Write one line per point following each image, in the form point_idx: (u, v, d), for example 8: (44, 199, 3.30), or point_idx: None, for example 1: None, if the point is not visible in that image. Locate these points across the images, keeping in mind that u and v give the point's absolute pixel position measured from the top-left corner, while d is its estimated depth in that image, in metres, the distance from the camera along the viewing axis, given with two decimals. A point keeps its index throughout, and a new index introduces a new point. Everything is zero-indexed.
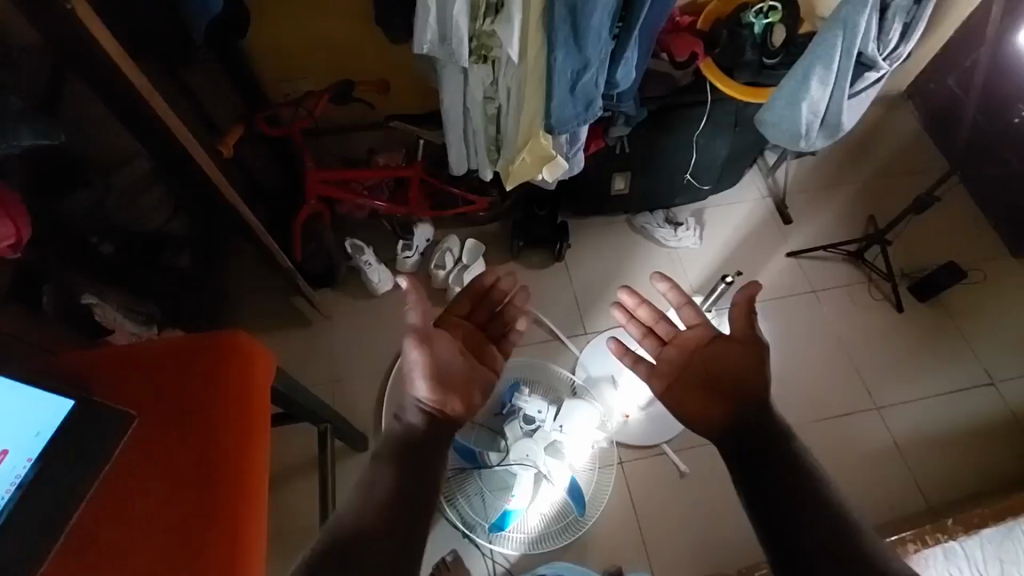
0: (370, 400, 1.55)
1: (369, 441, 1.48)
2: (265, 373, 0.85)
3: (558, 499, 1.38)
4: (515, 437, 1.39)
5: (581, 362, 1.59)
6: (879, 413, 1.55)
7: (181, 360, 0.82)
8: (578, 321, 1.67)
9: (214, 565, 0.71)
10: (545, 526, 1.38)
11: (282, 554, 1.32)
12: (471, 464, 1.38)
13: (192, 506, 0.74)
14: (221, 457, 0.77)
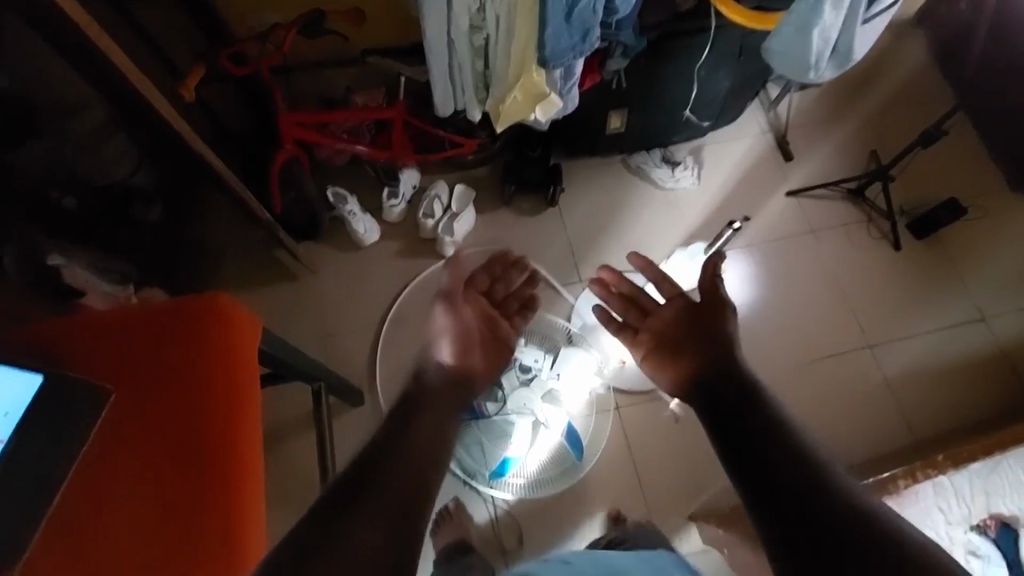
0: (364, 355, 1.53)
1: (365, 395, 1.47)
2: (250, 335, 0.81)
3: (555, 445, 1.40)
4: (513, 387, 1.41)
5: (575, 310, 1.56)
6: (872, 355, 1.57)
7: (157, 326, 0.77)
8: (573, 268, 1.63)
9: (212, 534, 0.70)
10: (544, 471, 1.40)
11: (284, 508, 1.33)
12: (469, 415, 1.38)
13: (183, 477, 0.72)
14: (212, 433, 0.74)
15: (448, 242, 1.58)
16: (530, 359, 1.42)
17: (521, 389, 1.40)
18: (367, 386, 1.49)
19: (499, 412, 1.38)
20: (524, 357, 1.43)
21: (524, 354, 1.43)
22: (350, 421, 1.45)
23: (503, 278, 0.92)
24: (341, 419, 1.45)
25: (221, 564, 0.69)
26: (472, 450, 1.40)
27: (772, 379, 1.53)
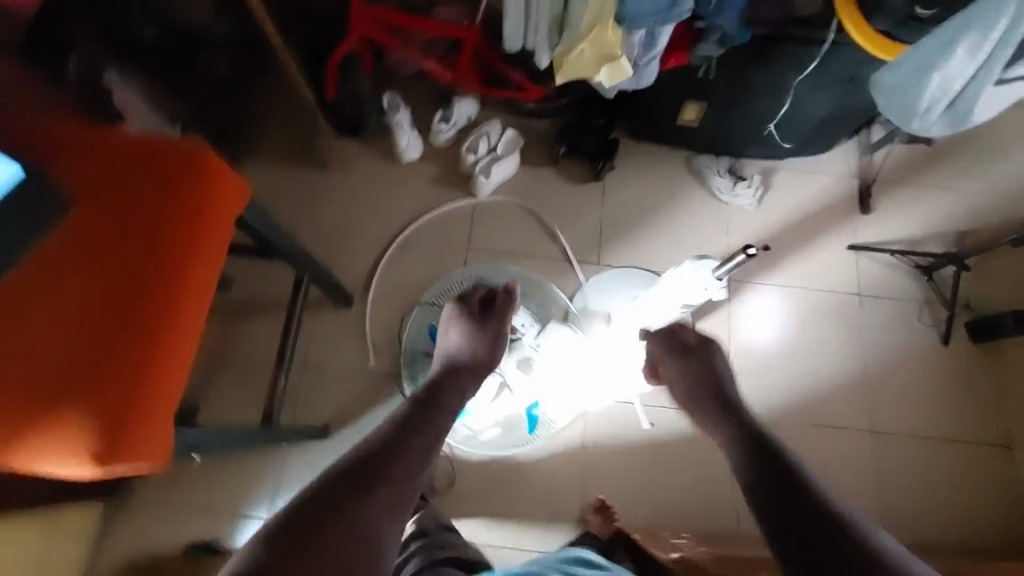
0: (366, 264, 1.54)
1: (355, 301, 1.50)
2: (228, 198, 0.84)
3: (513, 411, 1.39)
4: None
5: (582, 289, 1.51)
6: (872, 442, 1.44)
7: (146, 159, 0.81)
8: (595, 249, 1.57)
9: (129, 359, 0.74)
10: (496, 430, 1.39)
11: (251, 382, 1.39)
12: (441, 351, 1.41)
13: (121, 301, 0.76)
14: (161, 272, 0.77)
15: (481, 182, 1.54)
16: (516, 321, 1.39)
17: (500, 346, 1.40)
18: (359, 294, 1.51)
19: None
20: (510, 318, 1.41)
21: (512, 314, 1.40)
22: (333, 320, 1.48)
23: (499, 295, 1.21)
24: (326, 316, 1.48)
25: (126, 396, 0.72)
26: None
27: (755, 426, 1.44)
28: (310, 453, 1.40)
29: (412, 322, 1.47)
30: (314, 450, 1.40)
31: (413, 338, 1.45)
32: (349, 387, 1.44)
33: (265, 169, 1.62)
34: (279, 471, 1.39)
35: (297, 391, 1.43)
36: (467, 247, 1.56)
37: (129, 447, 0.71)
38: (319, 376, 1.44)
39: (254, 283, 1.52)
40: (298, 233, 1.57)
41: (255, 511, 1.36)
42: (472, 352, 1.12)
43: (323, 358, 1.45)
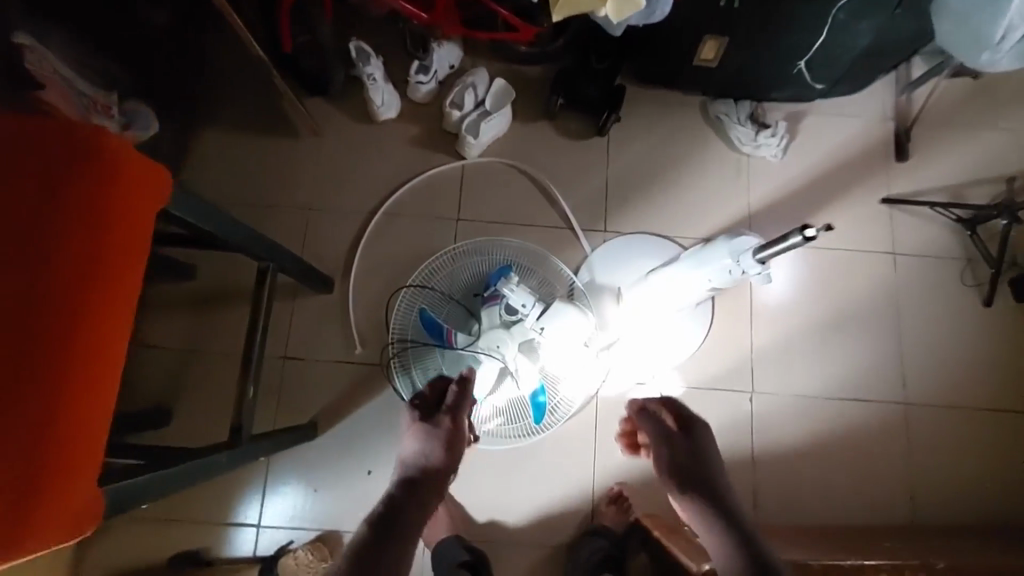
0: (344, 243, 1.37)
1: (337, 285, 1.34)
2: (144, 207, 0.70)
3: (516, 399, 1.25)
4: (490, 323, 1.24)
5: (589, 261, 1.37)
6: (905, 418, 1.33)
7: (32, 165, 0.66)
8: (601, 215, 1.40)
9: (34, 413, 0.63)
10: (499, 421, 1.26)
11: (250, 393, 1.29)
12: (434, 337, 1.25)
13: (21, 343, 0.64)
14: (67, 305, 0.66)
15: (469, 141, 1.35)
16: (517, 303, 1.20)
17: (498, 329, 1.22)
18: (338, 277, 1.35)
19: (468, 346, 1.23)
20: (510, 300, 1.22)
21: (511, 295, 1.20)
22: (312, 308, 1.33)
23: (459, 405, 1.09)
24: (303, 303, 1.33)
25: (37, 466, 0.62)
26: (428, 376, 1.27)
27: (780, 407, 1.32)
28: (298, 451, 1.29)
29: (400, 305, 1.30)
30: (302, 448, 1.29)
31: (401, 324, 1.28)
32: (334, 380, 1.30)
33: (219, 135, 1.41)
34: (266, 473, 1.28)
35: (277, 388, 1.29)
36: (457, 217, 1.39)
37: (45, 523, 0.62)
38: (301, 370, 1.31)
39: (220, 270, 1.36)
40: (265, 210, 1.39)
41: (243, 519, 1.26)
42: (433, 473, 1.03)
43: (304, 350, 1.31)
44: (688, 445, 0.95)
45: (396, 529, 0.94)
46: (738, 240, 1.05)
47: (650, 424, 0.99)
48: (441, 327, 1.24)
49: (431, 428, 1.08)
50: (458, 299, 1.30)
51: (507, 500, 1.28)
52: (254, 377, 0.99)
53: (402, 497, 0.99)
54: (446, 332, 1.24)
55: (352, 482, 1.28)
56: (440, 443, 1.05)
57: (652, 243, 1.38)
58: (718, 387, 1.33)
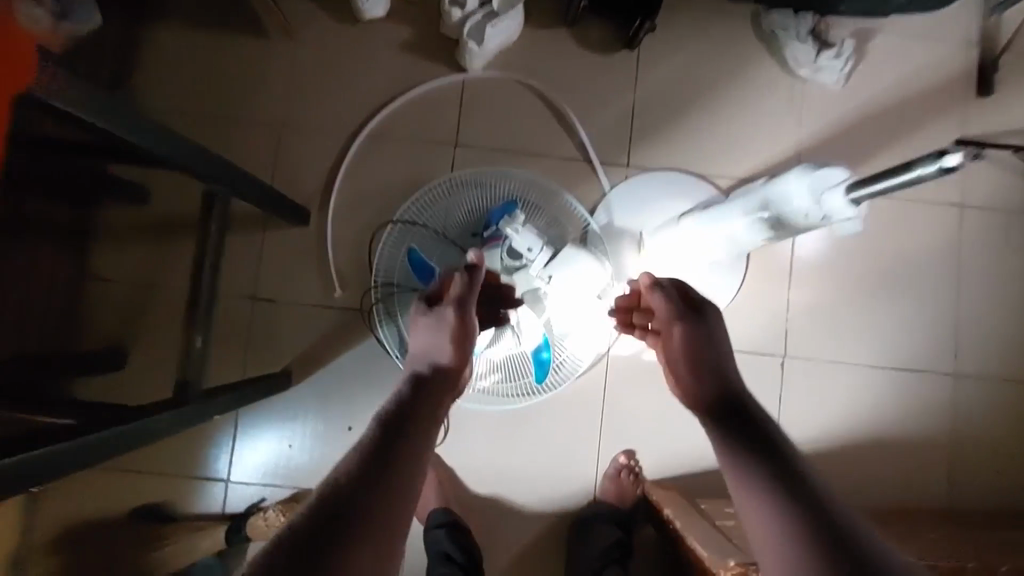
0: (322, 169, 1.17)
1: (314, 218, 1.16)
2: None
3: (517, 355, 1.10)
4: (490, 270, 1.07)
5: (607, 200, 1.17)
6: (953, 392, 1.18)
7: None
8: (625, 146, 1.19)
9: None
10: (496, 378, 1.11)
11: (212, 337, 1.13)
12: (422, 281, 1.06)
13: None
14: None
15: (472, 50, 1.12)
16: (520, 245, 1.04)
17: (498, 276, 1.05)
18: (316, 208, 1.16)
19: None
20: (511, 242, 1.05)
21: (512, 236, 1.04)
22: (286, 243, 1.16)
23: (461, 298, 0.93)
24: (275, 238, 1.16)
25: None
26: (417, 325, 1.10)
27: (813, 373, 1.18)
28: (271, 402, 1.15)
29: (385, 243, 1.11)
30: (275, 400, 1.15)
31: (386, 265, 1.09)
32: (310, 327, 1.14)
33: (173, 32, 1.17)
34: (235, 425, 1.15)
35: (246, 332, 1.14)
36: (455, 143, 1.18)
37: None
38: (273, 314, 1.15)
39: (179, 195, 1.17)
40: (230, 126, 1.18)
41: (211, 473, 1.15)
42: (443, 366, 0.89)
43: (276, 292, 1.15)
44: (700, 328, 0.85)
45: (407, 420, 0.78)
46: (824, 171, 0.80)
47: (662, 302, 0.89)
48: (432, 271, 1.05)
49: (435, 322, 0.92)
50: (455, 238, 1.12)
51: (503, 464, 1.15)
52: (205, 330, 0.94)
53: (412, 392, 0.83)
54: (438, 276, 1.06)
55: (332, 438, 1.15)
56: (445, 336, 0.90)
57: (683, 181, 1.18)
58: (745, 350, 1.18)
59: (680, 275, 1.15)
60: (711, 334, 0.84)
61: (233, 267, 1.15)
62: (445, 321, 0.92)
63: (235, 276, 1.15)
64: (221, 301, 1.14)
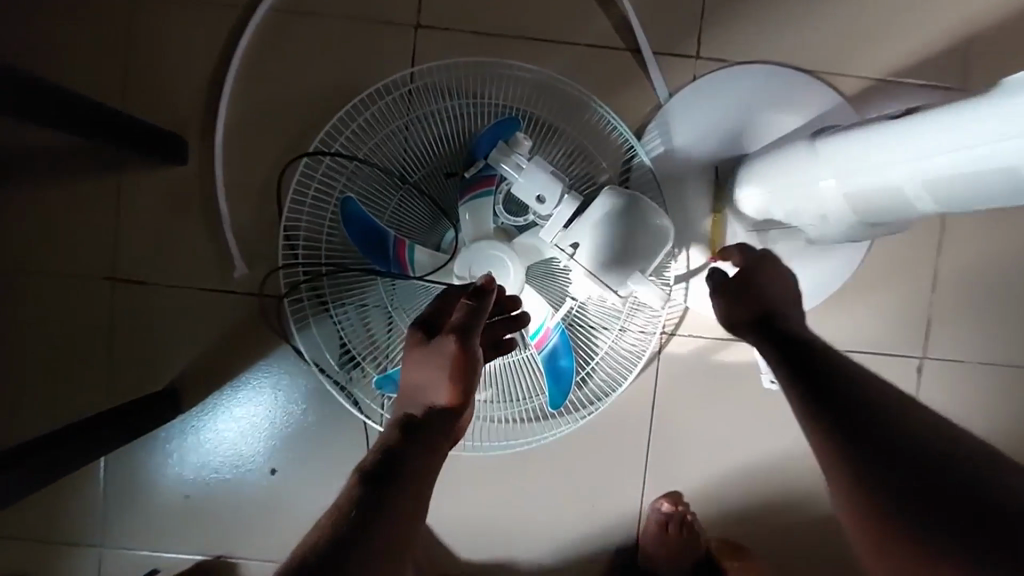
0: (204, 70, 0.72)
1: (195, 156, 0.73)
2: None
3: (521, 361, 0.72)
4: (477, 232, 0.65)
5: (665, 116, 0.73)
6: None
7: None
8: (693, 30, 0.74)
9: None
10: (489, 398, 0.73)
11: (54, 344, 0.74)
12: (370, 254, 0.65)
13: None
14: None
15: None
16: (531, 193, 0.63)
17: (496, 240, 0.65)
18: (199, 136, 0.73)
19: (434, 272, 0.66)
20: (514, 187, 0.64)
21: (515, 176, 0.63)
22: (156, 193, 0.73)
23: (470, 323, 0.56)
24: (138, 185, 0.73)
25: None
26: (354, 322, 0.69)
27: (966, 380, 0.79)
28: (156, 436, 0.77)
29: (307, 189, 0.69)
30: (160, 433, 0.77)
31: (311, 227, 0.68)
32: (203, 325, 0.74)
33: None
34: (103, 471, 0.77)
35: (104, 333, 0.74)
36: (416, 23, 0.72)
37: None
38: (142, 305, 0.74)
39: None
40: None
41: (73, 539, 0.77)
42: (441, 415, 0.54)
43: (144, 271, 0.73)
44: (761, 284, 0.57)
45: (396, 472, 0.47)
46: None
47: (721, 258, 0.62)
48: (385, 237, 0.64)
49: (426, 357, 0.55)
50: (420, 180, 0.69)
51: (504, 518, 0.79)
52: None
53: (403, 441, 0.50)
54: (395, 245, 0.65)
55: (249, 487, 0.78)
56: (445, 373, 0.55)
57: (785, 85, 0.74)
58: (866, 348, 0.77)
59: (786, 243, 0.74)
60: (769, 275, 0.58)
61: (75, 232, 0.73)
62: (444, 355, 0.55)
63: (79, 249, 0.73)
64: (61, 285, 0.73)
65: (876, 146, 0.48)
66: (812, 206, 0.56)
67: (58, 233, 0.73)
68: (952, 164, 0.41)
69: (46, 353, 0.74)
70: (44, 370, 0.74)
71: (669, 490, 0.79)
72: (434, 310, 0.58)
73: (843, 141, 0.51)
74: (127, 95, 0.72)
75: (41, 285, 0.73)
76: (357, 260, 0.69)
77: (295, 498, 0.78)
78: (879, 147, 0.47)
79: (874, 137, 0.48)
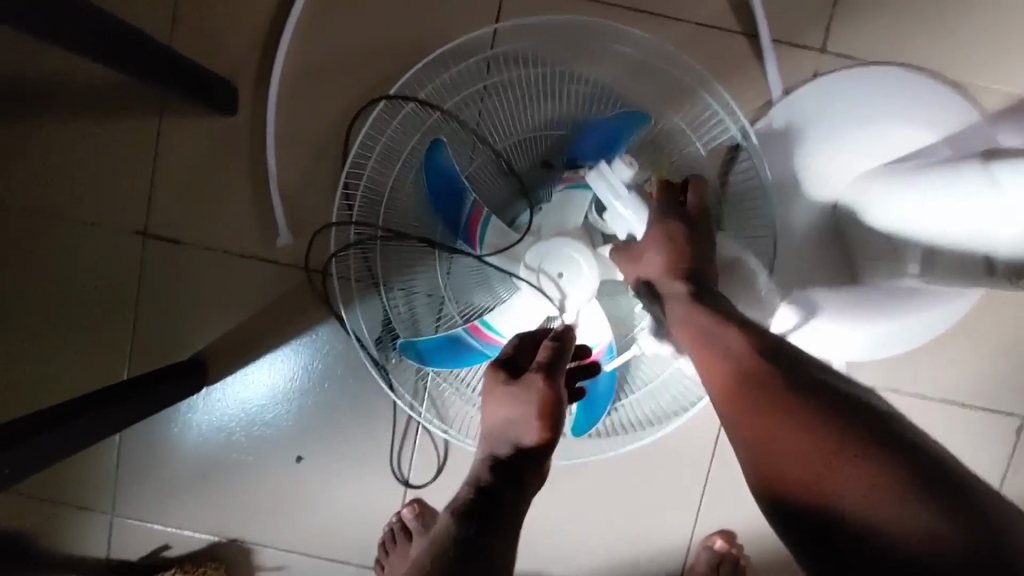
0: (263, 12, 0.65)
1: (247, 105, 0.66)
2: None
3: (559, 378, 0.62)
4: (559, 227, 0.56)
5: (788, 110, 0.64)
6: None
7: None
8: (819, 17, 0.64)
9: None
10: None
11: (78, 298, 0.68)
12: (441, 217, 0.57)
13: None
14: None
15: None
16: (627, 228, 0.54)
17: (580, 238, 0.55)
18: (252, 88, 0.66)
19: (499, 257, 0.56)
20: (607, 216, 0.55)
21: (610, 202, 0.53)
22: (201, 144, 0.66)
23: (558, 361, 0.49)
24: (181, 135, 0.66)
25: None
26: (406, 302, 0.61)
27: None
28: (174, 409, 0.72)
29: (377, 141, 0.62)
30: (179, 406, 0.72)
31: (376, 185, 0.62)
32: (239, 295, 0.68)
33: None
34: (117, 440, 0.72)
35: (131, 293, 0.68)
36: None
37: None
38: (175, 267, 0.68)
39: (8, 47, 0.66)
40: None
41: (86, 502, 0.73)
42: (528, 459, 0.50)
43: (180, 229, 0.67)
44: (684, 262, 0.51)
45: (494, 512, 0.46)
46: None
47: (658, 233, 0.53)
48: (462, 202, 0.56)
49: (510, 400, 0.49)
50: (496, 145, 0.61)
51: (537, 537, 0.72)
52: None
53: (495, 487, 0.48)
54: (470, 212, 0.56)
55: (268, 472, 0.72)
56: (534, 416, 0.49)
57: (927, 94, 0.64)
58: (961, 399, 0.69)
59: (866, 307, 0.65)
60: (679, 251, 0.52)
61: (110, 179, 0.66)
62: (533, 397, 0.49)
63: (113, 198, 0.67)
64: (91, 236, 0.67)
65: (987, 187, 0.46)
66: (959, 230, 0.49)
67: (89, 179, 0.66)
68: None
69: (68, 308, 0.68)
70: (64, 326, 0.68)
71: (720, 526, 0.72)
72: (514, 352, 0.51)
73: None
74: (177, 31, 0.65)
75: (68, 233, 0.67)
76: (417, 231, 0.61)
77: (316, 488, 0.72)
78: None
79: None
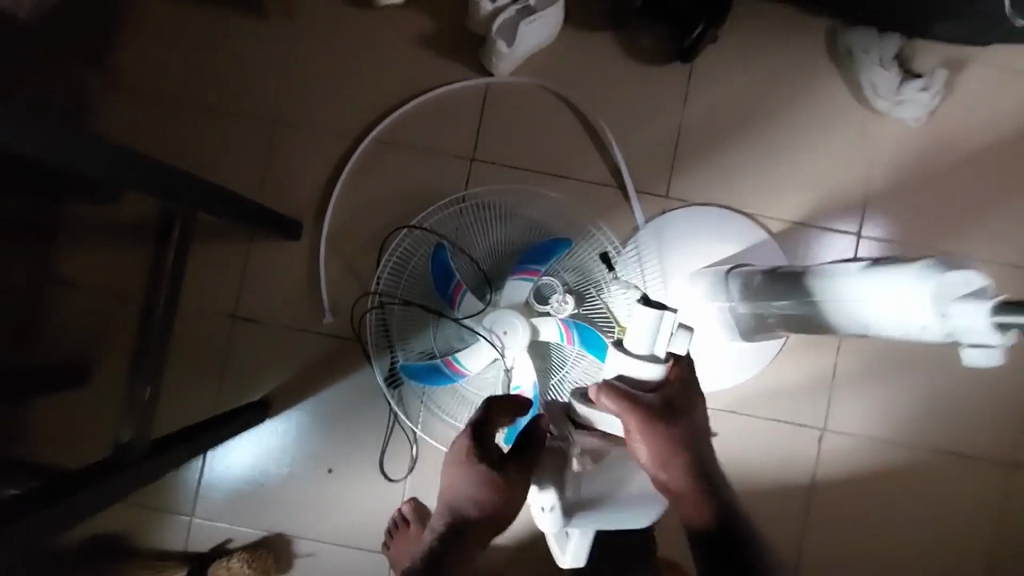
0: (319, 175, 1.03)
1: (306, 232, 1.02)
2: None
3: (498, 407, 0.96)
4: (512, 298, 0.91)
5: (649, 233, 1.02)
6: (1006, 482, 1.07)
7: None
8: (665, 176, 1.04)
9: None
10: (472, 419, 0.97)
11: (185, 358, 1.01)
12: (439, 293, 0.93)
13: None
14: None
15: (501, 58, 0.97)
16: (559, 323, 0.89)
17: (641, 361, 0.76)
18: (310, 221, 1.03)
19: (471, 317, 0.92)
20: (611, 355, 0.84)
21: (649, 345, 0.76)
22: (274, 257, 1.02)
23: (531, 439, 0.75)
24: (261, 251, 1.02)
25: None
26: (414, 348, 0.96)
27: (853, 447, 1.06)
28: (245, 435, 1.03)
29: (395, 255, 0.98)
30: (246, 433, 1.03)
31: (393, 279, 0.97)
32: (294, 354, 1.02)
33: (160, 3, 1.03)
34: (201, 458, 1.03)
35: (222, 355, 1.01)
36: (472, 156, 1.03)
37: None
38: (252, 336, 1.02)
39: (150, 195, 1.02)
40: (217, 115, 1.03)
41: (173, 506, 1.02)
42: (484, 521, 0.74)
43: (258, 312, 1.02)
44: (674, 427, 0.72)
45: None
46: (957, 276, 0.59)
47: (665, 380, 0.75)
48: (450, 284, 0.92)
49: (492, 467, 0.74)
50: (474, 255, 0.97)
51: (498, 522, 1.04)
52: (154, 378, 0.83)
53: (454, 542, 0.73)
54: (454, 288, 0.92)
55: (306, 481, 1.03)
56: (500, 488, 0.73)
57: (732, 225, 1.03)
58: (774, 414, 1.05)
59: (701, 350, 1.02)
60: (689, 426, 0.72)
61: (213, 279, 1.02)
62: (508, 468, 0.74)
63: (214, 291, 1.01)
64: (199, 318, 1.01)
65: (874, 302, 0.69)
66: (910, 324, 0.65)
67: (200, 279, 1.01)
68: (903, 321, 0.66)
69: (178, 365, 1.01)
70: (174, 378, 1.01)
71: None
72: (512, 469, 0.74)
73: (859, 289, 0.71)
74: (264, 187, 1.03)
75: (183, 315, 1.01)
76: (420, 304, 0.96)
77: (341, 491, 1.03)
78: (881, 297, 0.67)
79: (879, 289, 0.67)
